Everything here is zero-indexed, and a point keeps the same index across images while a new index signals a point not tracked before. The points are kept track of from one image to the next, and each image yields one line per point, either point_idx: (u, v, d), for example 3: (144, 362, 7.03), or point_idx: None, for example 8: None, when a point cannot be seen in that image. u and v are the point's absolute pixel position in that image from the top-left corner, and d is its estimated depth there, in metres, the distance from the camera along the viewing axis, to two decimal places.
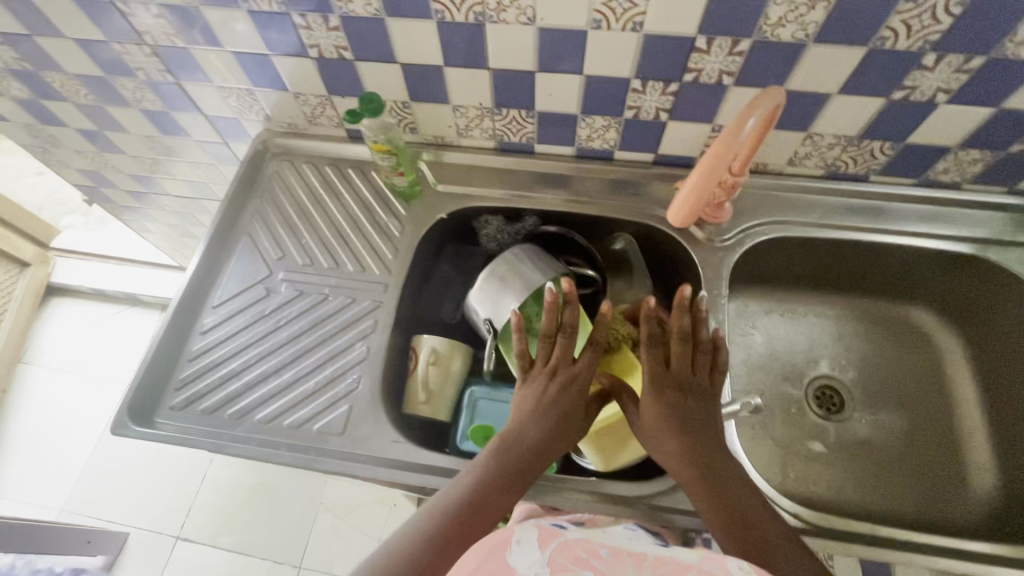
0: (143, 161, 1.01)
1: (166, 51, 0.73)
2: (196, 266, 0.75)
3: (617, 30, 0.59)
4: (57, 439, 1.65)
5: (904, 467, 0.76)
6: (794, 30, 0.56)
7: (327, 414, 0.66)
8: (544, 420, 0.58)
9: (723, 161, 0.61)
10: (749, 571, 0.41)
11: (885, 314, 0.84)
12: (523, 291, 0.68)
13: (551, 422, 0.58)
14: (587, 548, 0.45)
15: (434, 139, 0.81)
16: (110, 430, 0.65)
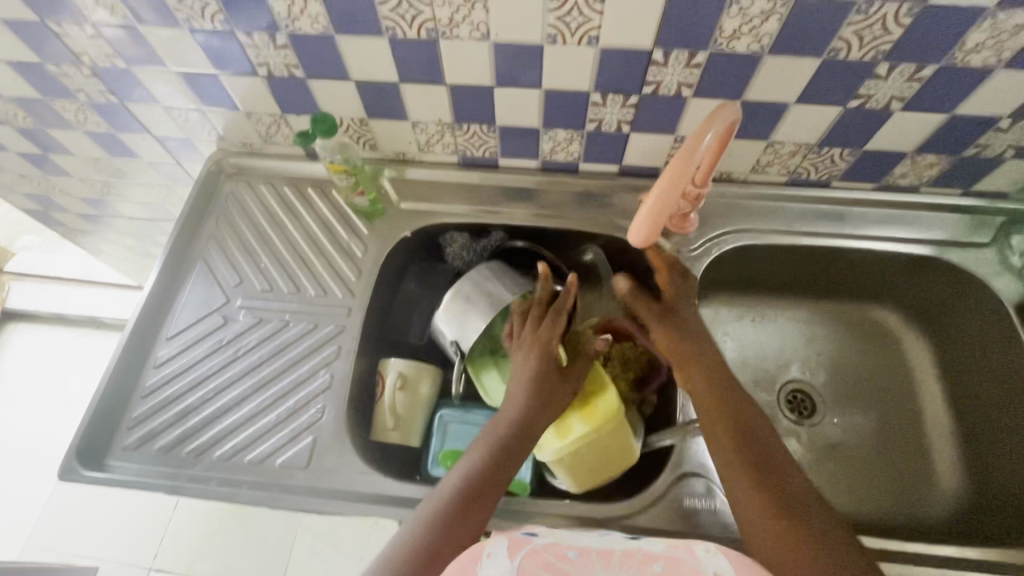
0: (93, 184, 0.97)
1: (106, 72, 0.70)
2: (148, 296, 0.72)
3: (573, 45, 0.58)
4: (18, 473, 1.58)
5: (876, 469, 0.76)
6: (749, 42, 0.56)
7: (290, 447, 0.64)
8: (533, 392, 0.59)
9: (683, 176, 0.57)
10: (713, 550, 0.44)
11: (852, 316, 0.85)
12: (491, 310, 0.66)
13: (540, 392, 0.60)
14: (553, 551, 0.43)
15: (395, 156, 0.79)
16: (57, 476, 0.61)
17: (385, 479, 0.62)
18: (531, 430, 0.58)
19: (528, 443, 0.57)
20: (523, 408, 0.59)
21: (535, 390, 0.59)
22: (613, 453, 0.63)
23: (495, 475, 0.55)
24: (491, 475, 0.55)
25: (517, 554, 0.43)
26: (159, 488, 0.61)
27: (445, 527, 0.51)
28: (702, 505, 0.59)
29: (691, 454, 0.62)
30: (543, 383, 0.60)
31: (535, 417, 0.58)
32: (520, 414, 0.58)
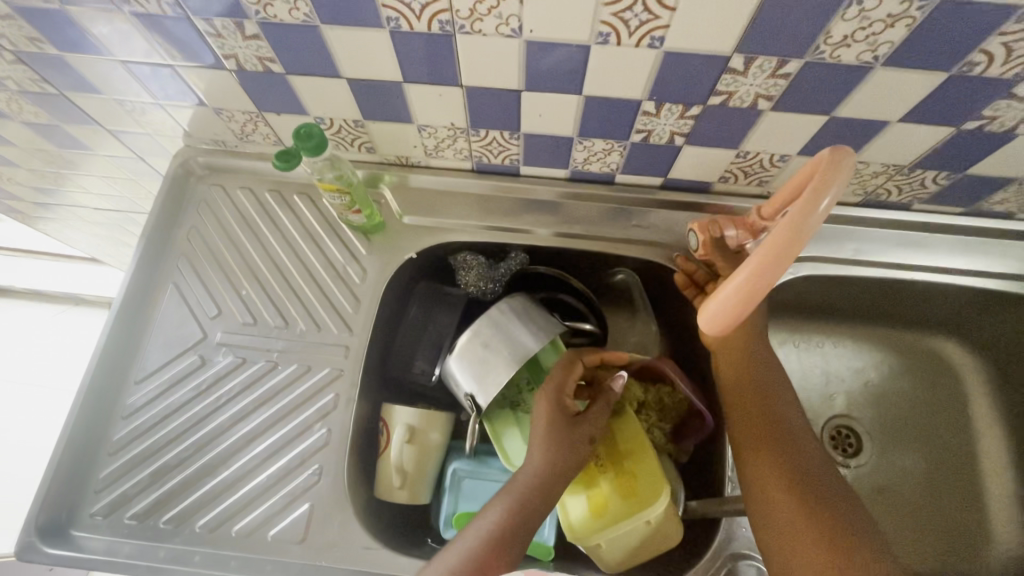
0: (43, 175, 0.83)
1: (34, 58, 0.56)
2: (110, 330, 0.61)
3: (629, 47, 0.45)
4: (4, 458, 1.53)
5: (925, 520, 0.70)
6: (861, 51, 0.43)
7: (284, 516, 0.56)
8: (551, 453, 0.52)
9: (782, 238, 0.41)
10: None
11: (909, 346, 0.76)
12: (515, 362, 0.56)
13: (557, 453, 0.52)
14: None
15: (396, 160, 0.66)
16: (16, 552, 0.53)
17: (393, 555, 0.55)
18: (551, 488, 0.51)
19: (547, 503, 0.51)
20: (543, 465, 0.51)
21: (557, 447, 0.52)
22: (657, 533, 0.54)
23: (510, 541, 0.49)
24: (507, 539, 0.49)
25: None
26: (135, 567, 0.53)
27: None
28: None
29: (739, 532, 0.55)
30: (567, 437, 0.53)
31: (557, 475, 0.52)
32: (539, 472, 0.51)
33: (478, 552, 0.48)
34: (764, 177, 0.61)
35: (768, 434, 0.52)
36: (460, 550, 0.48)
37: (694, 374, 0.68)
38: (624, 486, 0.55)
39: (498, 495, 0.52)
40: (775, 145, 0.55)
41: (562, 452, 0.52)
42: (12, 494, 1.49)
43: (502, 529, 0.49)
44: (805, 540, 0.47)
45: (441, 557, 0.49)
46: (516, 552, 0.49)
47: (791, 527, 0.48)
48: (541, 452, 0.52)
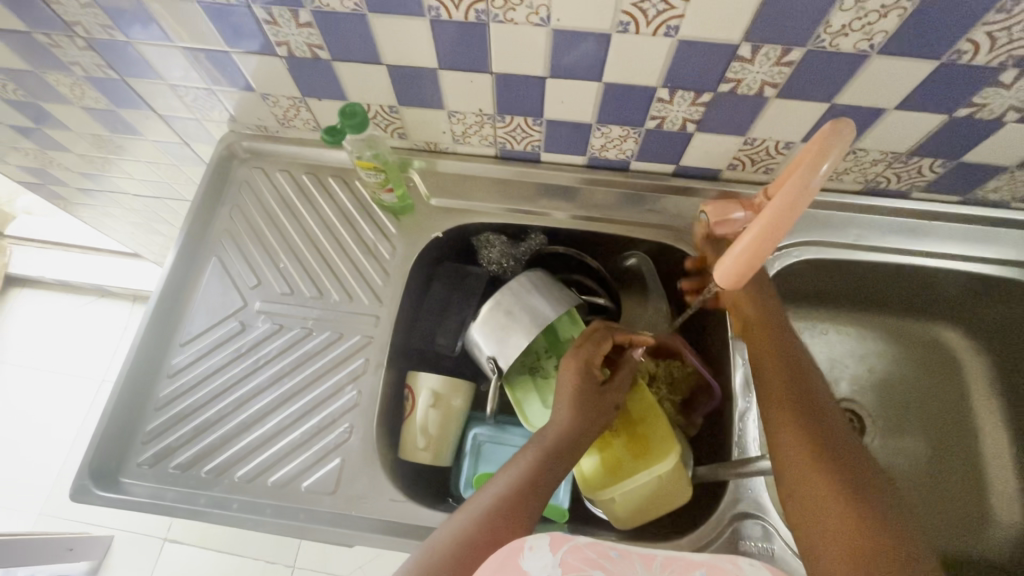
0: (92, 160, 0.89)
1: (103, 45, 0.61)
2: (158, 296, 0.66)
3: (646, 35, 0.50)
4: (30, 442, 1.58)
5: (927, 499, 0.73)
6: (858, 40, 0.48)
7: (317, 469, 0.60)
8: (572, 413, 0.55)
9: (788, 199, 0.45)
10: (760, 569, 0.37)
11: (911, 333, 0.79)
12: (534, 328, 0.60)
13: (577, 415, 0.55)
14: (596, 547, 0.37)
15: (426, 146, 0.71)
16: (70, 495, 0.58)
17: (417, 508, 0.58)
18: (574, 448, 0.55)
19: (570, 462, 0.54)
20: (569, 427, 0.55)
21: (583, 411, 0.55)
22: (665, 490, 0.57)
23: (534, 493, 0.52)
24: (532, 491, 0.52)
25: (560, 546, 0.36)
26: (178, 510, 0.57)
27: (479, 540, 0.48)
28: (757, 550, 0.56)
29: (744, 494, 0.58)
30: (592, 403, 0.56)
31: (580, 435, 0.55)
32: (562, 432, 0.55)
33: (505, 501, 0.51)
34: (770, 164, 0.65)
35: (804, 417, 0.51)
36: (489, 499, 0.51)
37: (704, 352, 0.72)
38: (636, 447, 0.59)
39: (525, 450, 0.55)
40: (780, 131, 0.59)
41: (585, 415, 0.55)
42: (34, 476, 1.54)
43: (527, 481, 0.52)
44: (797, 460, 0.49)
45: (470, 503, 0.52)
46: (539, 505, 0.52)
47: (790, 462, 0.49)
48: (567, 414, 0.55)
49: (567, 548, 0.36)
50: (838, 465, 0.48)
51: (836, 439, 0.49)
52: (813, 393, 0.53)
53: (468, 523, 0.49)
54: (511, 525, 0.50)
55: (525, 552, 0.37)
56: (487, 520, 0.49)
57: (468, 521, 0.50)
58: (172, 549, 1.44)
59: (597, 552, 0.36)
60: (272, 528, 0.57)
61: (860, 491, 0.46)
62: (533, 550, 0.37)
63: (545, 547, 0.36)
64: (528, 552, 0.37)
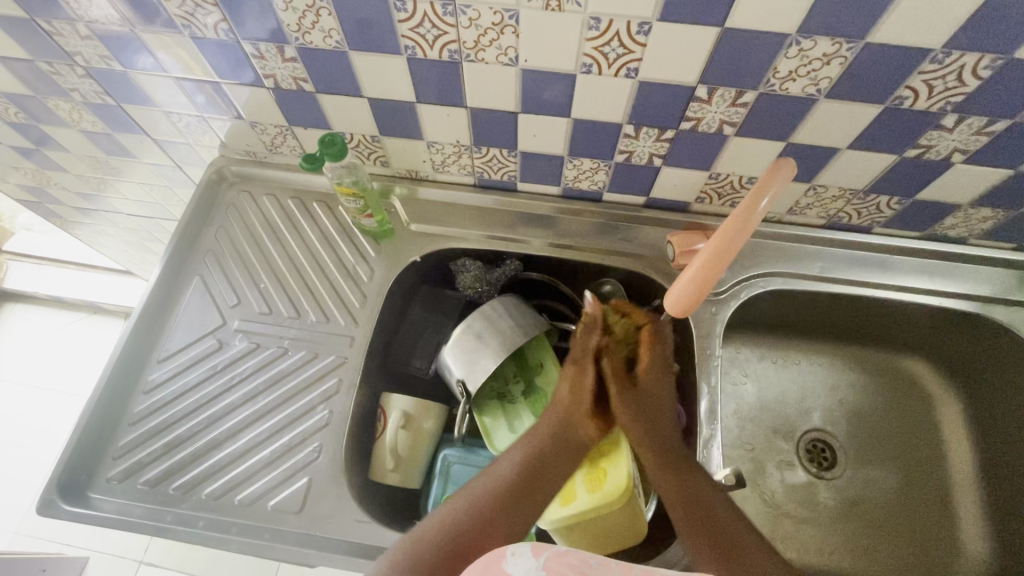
0: (89, 180, 0.92)
1: (101, 73, 0.65)
2: (141, 315, 0.67)
3: (609, 76, 0.53)
4: (11, 459, 1.57)
5: (898, 531, 0.74)
6: (805, 84, 0.51)
7: (284, 489, 0.60)
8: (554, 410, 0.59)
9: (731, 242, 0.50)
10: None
11: (880, 363, 0.81)
12: (502, 351, 0.62)
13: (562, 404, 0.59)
14: (578, 554, 0.35)
15: (407, 174, 0.74)
16: (37, 509, 0.58)
17: (382, 529, 0.58)
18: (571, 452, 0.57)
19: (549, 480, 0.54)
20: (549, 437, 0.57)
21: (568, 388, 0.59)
22: (618, 525, 0.58)
23: (516, 509, 0.52)
24: (524, 492, 0.53)
25: (543, 551, 0.35)
26: (144, 527, 0.58)
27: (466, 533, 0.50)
28: None
29: None
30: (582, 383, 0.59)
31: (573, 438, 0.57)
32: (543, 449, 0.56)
33: (484, 512, 0.52)
34: (735, 198, 0.68)
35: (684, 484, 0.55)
36: (478, 494, 0.53)
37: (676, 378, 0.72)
38: (593, 480, 0.57)
39: (519, 445, 0.57)
40: (741, 167, 0.62)
41: (576, 425, 0.58)
42: (13, 494, 1.53)
43: (521, 478, 0.54)
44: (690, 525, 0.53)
45: (450, 503, 0.53)
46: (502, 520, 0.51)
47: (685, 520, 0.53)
48: (555, 423, 0.58)
49: (550, 555, 0.35)
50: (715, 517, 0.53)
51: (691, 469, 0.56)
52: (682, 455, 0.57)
53: (458, 513, 0.51)
54: (502, 521, 0.51)
55: (507, 557, 0.35)
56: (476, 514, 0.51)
57: (458, 510, 0.52)
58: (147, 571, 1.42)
59: (578, 558, 0.34)
60: (237, 546, 0.57)
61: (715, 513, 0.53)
62: (515, 555, 0.35)
63: (528, 553, 0.35)
64: (510, 557, 0.35)
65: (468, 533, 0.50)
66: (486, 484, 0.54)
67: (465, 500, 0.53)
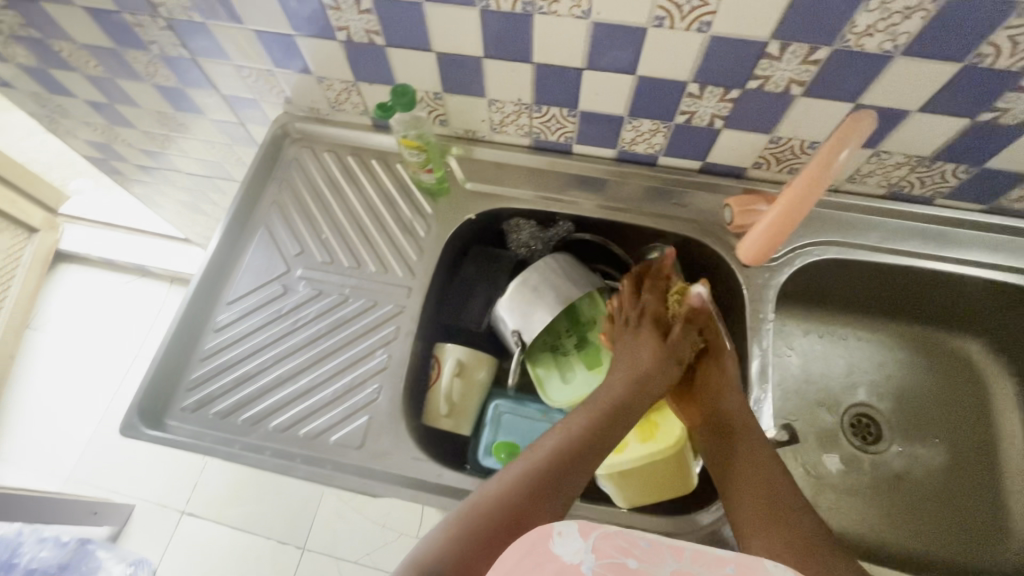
0: (154, 137, 0.96)
1: (181, 25, 0.68)
2: (210, 261, 0.71)
3: (681, 30, 0.54)
4: (63, 409, 1.66)
5: (943, 504, 0.74)
6: (883, 40, 0.50)
7: (345, 425, 0.63)
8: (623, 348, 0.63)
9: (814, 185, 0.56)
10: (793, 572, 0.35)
11: (931, 340, 0.80)
12: (558, 305, 0.63)
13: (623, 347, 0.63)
14: (625, 537, 0.36)
15: (464, 133, 0.76)
16: (119, 431, 0.62)
17: (438, 468, 0.61)
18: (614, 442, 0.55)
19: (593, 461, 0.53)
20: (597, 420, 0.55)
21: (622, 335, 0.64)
22: (662, 479, 0.60)
23: (556, 491, 0.50)
24: (566, 472, 0.52)
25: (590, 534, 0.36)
26: (216, 452, 0.61)
27: (500, 534, 0.48)
28: None
29: None
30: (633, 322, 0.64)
31: (615, 427, 0.55)
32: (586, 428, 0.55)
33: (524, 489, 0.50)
34: (794, 164, 0.68)
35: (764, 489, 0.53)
36: (518, 474, 0.52)
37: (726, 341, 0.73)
38: (645, 430, 0.61)
39: (551, 436, 0.55)
40: (804, 129, 0.62)
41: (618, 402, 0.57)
42: (63, 442, 1.61)
43: (556, 469, 0.52)
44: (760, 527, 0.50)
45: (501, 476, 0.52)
46: (543, 500, 0.50)
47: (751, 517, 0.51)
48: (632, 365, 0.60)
49: (597, 535, 0.36)
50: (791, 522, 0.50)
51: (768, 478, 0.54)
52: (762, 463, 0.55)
53: (502, 494, 0.50)
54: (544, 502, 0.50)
55: (553, 538, 0.36)
56: (509, 512, 0.49)
57: (486, 506, 0.49)
58: (189, 520, 1.51)
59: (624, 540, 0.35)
60: (301, 475, 0.60)
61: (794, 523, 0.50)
62: (562, 536, 0.36)
63: (575, 533, 0.36)
64: (557, 538, 0.36)
65: (501, 534, 0.48)
66: (517, 473, 0.52)
67: (496, 494, 0.50)
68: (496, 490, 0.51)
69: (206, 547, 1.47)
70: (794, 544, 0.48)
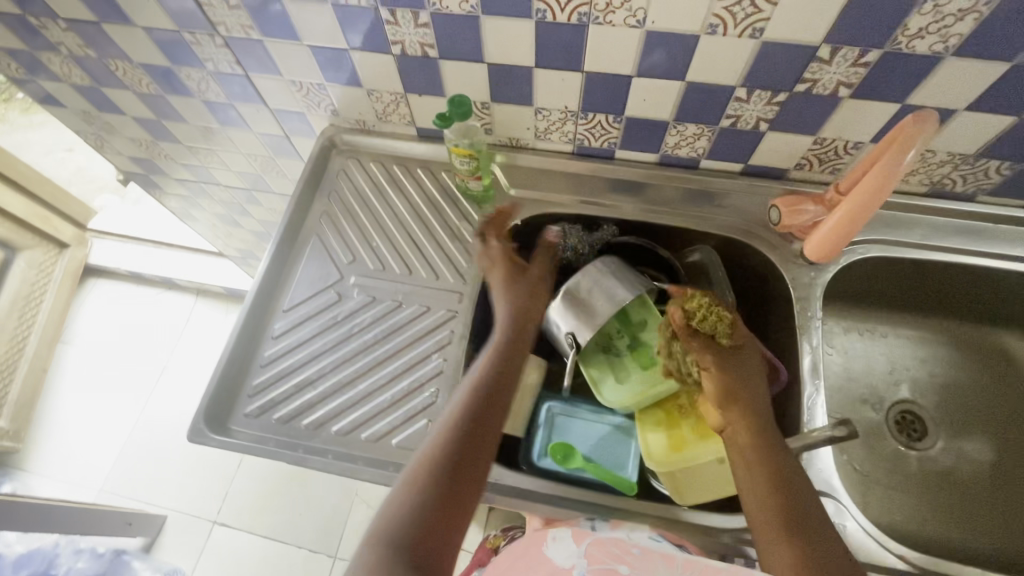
0: (198, 151, 0.99)
1: (238, 43, 0.70)
2: (265, 271, 0.73)
3: (733, 36, 0.55)
4: (94, 421, 1.68)
5: (994, 499, 0.74)
6: (933, 42, 0.52)
7: (405, 428, 0.64)
8: (518, 291, 0.66)
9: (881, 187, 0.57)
10: None
11: (972, 336, 0.81)
12: (610, 308, 0.65)
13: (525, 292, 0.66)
14: (620, 545, 0.46)
15: (508, 141, 0.78)
16: (186, 437, 0.64)
17: None
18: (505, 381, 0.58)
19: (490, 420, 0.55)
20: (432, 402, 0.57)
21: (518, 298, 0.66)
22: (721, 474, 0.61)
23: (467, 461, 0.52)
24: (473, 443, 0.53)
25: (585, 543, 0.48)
26: (281, 456, 0.63)
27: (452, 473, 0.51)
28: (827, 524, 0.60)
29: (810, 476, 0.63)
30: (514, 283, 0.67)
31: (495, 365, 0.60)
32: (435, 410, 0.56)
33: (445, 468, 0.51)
34: (837, 164, 0.69)
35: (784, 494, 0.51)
36: (429, 456, 0.52)
37: (772, 340, 0.74)
38: (701, 428, 0.63)
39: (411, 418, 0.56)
40: (850, 130, 0.63)
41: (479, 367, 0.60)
42: (95, 454, 1.63)
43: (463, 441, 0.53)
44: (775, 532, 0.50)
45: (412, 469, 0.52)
46: (463, 469, 0.51)
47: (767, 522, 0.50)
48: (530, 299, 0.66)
49: (591, 543, 0.48)
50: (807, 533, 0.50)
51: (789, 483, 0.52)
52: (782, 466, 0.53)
53: (425, 480, 0.50)
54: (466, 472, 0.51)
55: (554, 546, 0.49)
56: (454, 454, 0.52)
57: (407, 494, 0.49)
58: (221, 530, 1.52)
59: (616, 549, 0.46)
60: (365, 477, 0.61)
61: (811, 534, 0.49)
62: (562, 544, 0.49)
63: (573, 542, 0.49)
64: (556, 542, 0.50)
65: (448, 473, 0.51)
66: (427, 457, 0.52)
67: (436, 441, 0.53)
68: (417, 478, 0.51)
69: (238, 557, 1.48)
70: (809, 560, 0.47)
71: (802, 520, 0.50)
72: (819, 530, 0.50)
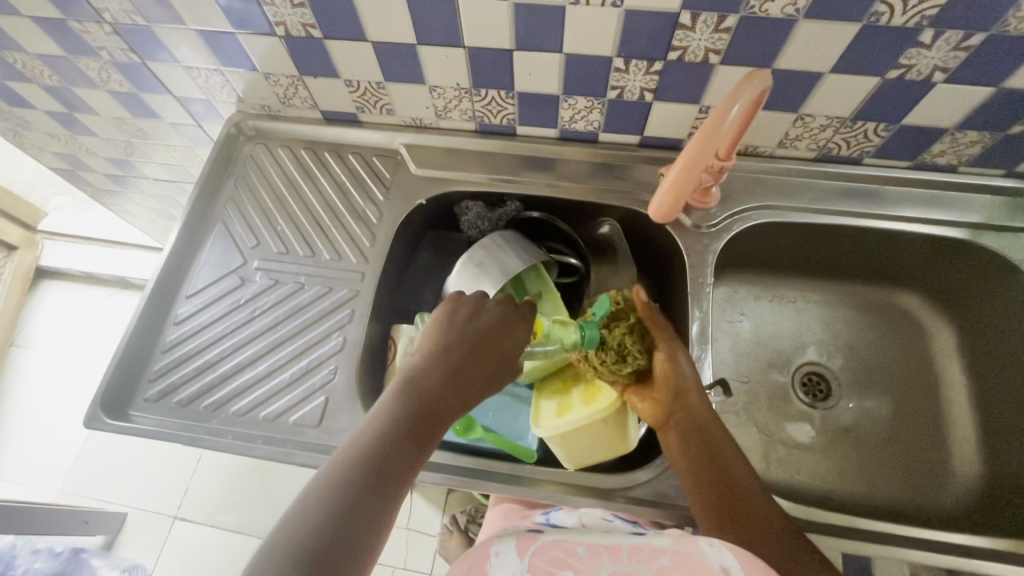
0: (117, 144, 0.98)
1: (127, 30, 0.70)
2: (166, 258, 0.73)
3: (596, 6, 0.56)
4: (52, 424, 1.67)
5: (890, 453, 0.76)
6: (784, 5, 0.53)
7: (301, 407, 0.65)
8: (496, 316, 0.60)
9: (710, 147, 0.57)
10: (721, 546, 0.42)
11: (875, 298, 0.83)
12: (501, 278, 0.66)
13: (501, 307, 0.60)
14: (563, 546, 0.45)
15: (412, 122, 0.78)
16: (84, 423, 0.64)
17: None
18: (468, 380, 0.56)
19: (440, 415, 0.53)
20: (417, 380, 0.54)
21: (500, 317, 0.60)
22: (607, 433, 0.63)
23: (402, 446, 0.50)
24: (411, 428, 0.51)
25: (527, 552, 0.44)
26: (179, 437, 0.64)
27: (383, 466, 0.48)
28: None
29: None
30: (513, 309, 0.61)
31: (454, 361, 0.56)
32: (408, 393, 0.53)
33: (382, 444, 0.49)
34: None
35: (721, 475, 0.55)
36: (376, 437, 0.50)
37: (673, 308, 0.76)
38: (590, 393, 0.63)
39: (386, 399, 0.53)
40: None
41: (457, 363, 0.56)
42: (54, 456, 1.63)
43: (409, 423, 0.51)
44: (722, 515, 0.53)
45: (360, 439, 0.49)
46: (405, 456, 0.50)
47: (709, 502, 0.54)
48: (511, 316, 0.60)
49: (533, 551, 0.44)
50: (748, 507, 0.53)
51: (729, 465, 0.55)
52: (719, 445, 0.56)
53: (373, 456, 0.48)
54: (408, 460, 0.50)
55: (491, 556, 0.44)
56: (397, 446, 0.50)
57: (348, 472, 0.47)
58: (181, 525, 1.52)
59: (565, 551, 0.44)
60: (261, 454, 0.62)
61: (750, 506, 0.53)
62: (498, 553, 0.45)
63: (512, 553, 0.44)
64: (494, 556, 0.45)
65: (390, 462, 0.49)
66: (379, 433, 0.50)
67: (378, 429, 0.50)
68: (360, 455, 0.48)
69: (199, 550, 1.48)
70: (752, 535, 0.51)
71: (741, 495, 0.54)
72: (753, 493, 0.54)
